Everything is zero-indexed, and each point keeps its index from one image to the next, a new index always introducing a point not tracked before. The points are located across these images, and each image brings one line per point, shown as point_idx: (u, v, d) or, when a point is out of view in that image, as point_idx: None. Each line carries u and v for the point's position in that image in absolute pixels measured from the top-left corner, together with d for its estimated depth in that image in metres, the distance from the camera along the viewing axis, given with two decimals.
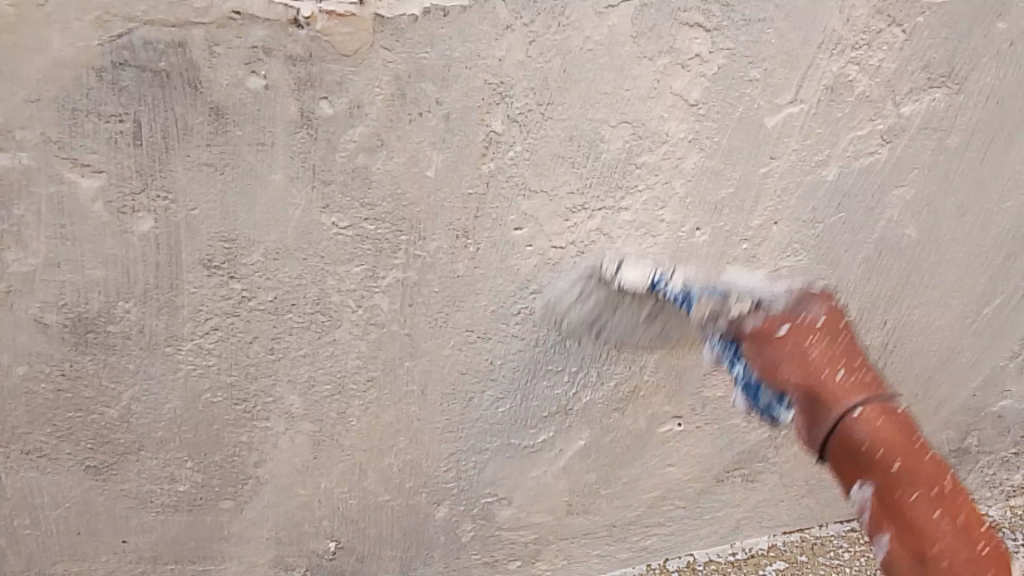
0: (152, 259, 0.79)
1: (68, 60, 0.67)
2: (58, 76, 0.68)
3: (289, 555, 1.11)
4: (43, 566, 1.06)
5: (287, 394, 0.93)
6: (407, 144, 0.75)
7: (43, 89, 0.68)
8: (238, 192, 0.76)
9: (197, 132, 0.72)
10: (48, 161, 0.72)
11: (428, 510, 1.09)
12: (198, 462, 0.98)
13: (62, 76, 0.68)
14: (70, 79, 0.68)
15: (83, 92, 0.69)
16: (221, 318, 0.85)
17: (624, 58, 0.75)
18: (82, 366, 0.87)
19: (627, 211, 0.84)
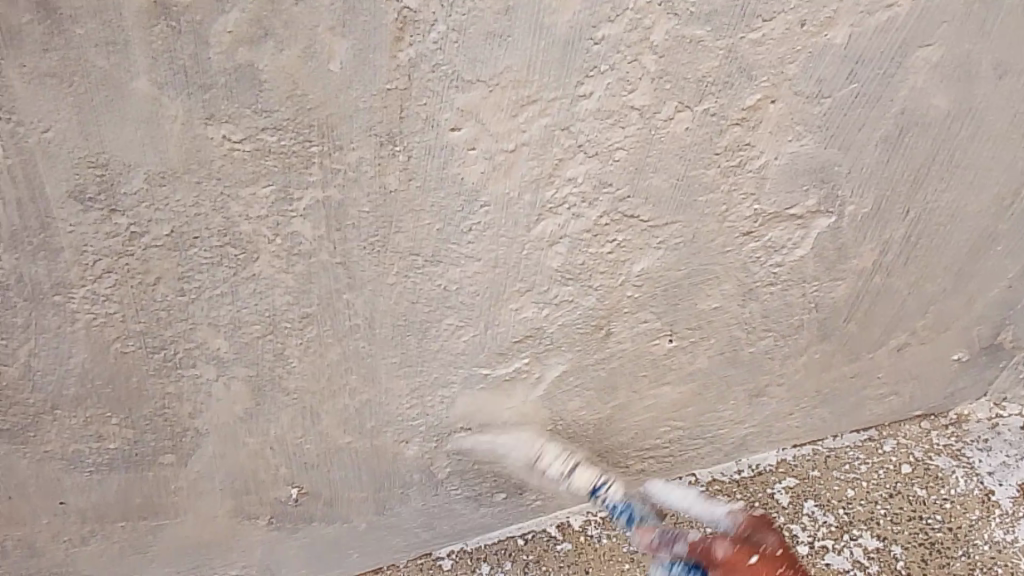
0: (11, 196, 0.65)
1: None
2: None
3: (250, 504, 1.00)
4: None
5: (212, 340, 0.80)
6: (297, 31, 0.60)
7: None
8: (96, 107, 0.61)
9: (26, 34, 0.56)
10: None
11: (397, 449, 0.98)
12: (125, 418, 0.86)
13: None
14: None
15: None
16: (114, 259, 0.71)
17: None
18: None
19: (589, 98, 0.69)
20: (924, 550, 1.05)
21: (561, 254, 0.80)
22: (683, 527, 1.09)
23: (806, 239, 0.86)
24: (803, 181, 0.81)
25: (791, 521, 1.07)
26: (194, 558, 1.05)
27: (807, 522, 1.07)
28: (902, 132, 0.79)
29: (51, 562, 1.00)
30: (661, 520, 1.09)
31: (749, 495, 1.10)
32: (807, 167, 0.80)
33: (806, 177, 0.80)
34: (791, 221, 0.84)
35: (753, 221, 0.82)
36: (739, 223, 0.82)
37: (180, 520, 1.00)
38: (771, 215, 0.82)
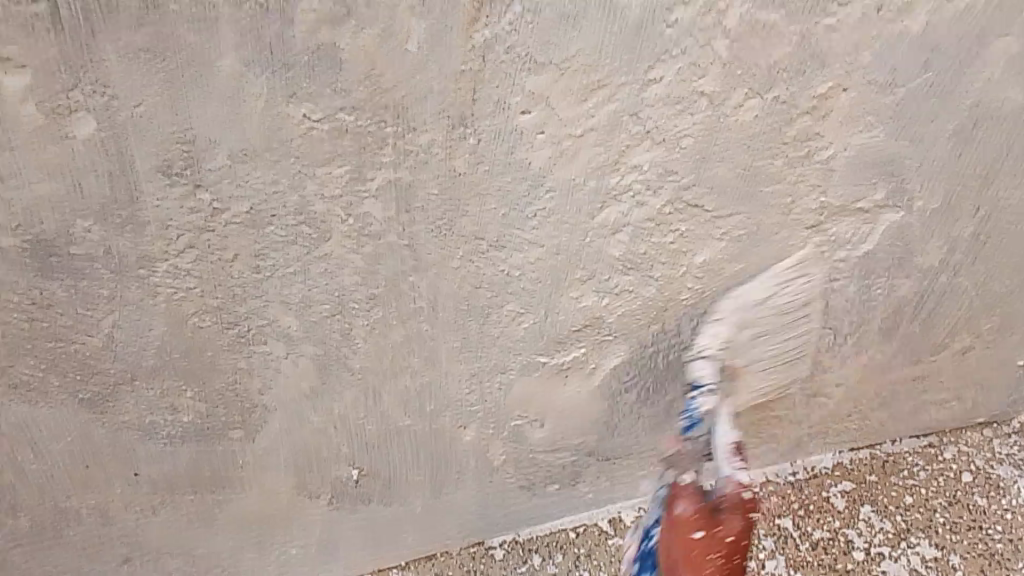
0: (103, 169, 0.68)
1: None
2: None
3: (311, 483, 1.03)
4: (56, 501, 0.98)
5: (283, 317, 0.83)
6: (378, 13, 0.62)
7: None
8: (187, 84, 0.64)
9: (125, 12, 0.60)
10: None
11: (454, 435, 1.00)
12: (198, 391, 0.90)
13: None
14: None
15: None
16: (195, 234, 0.74)
17: None
18: (51, 293, 0.77)
19: (657, 85, 0.69)
20: (984, 561, 1.04)
21: (624, 242, 0.81)
22: None
23: (872, 235, 0.85)
24: (801, 328, 0.92)
25: (846, 526, 1.06)
26: (256, 534, 1.09)
27: (862, 528, 1.06)
28: (974, 125, 0.79)
29: (120, 532, 1.04)
30: None
31: (803, 498, 1.09)
32: (875, 160, 0.79)
33: (825, 265, 0.87)
34: (857, 216, 0.83)
35: (818, 214, 0.82)
36: (803, 216, 0.82)
37: (243, 496, 1.03)
38: (836, 208, 0.82)
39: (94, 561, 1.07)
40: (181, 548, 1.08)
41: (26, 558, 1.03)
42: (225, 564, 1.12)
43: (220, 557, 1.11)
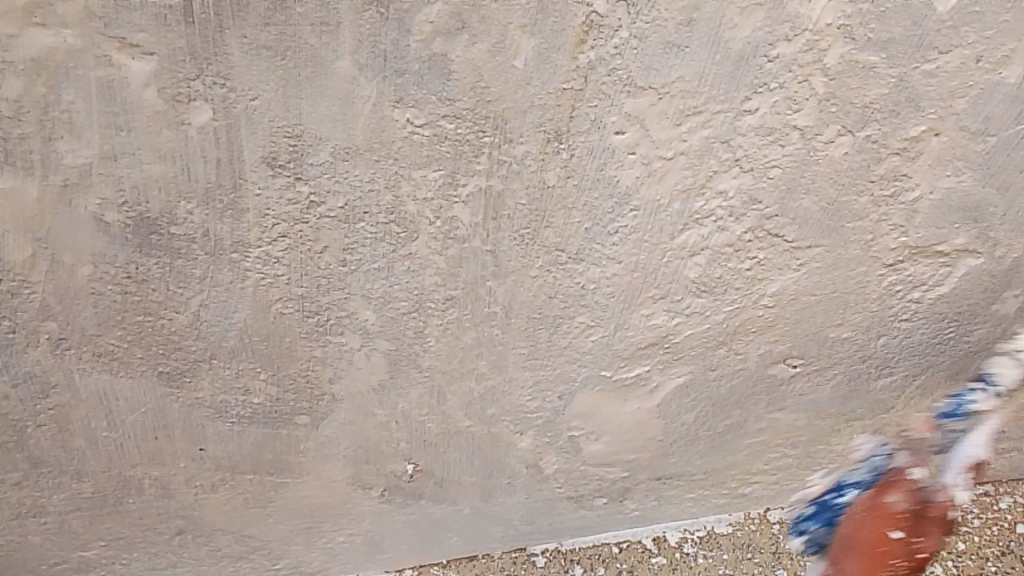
0: (212, 155, 0.72)
1: None
2: None
3: (367, 474, 1.06)
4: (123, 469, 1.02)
5: (362, 311, 0.86)
6: (491, 27, 0.65)
7: None
8: (301, 81, 0.67)
9: (253, 9, 0.63)
10: (94, 42, 0.64)
11: (511, 440, 1.02)
12: (271, 375, 0.93)
13: None
14: None
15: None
16: (290, 224, 0.77)
17: None
18: (147, 269, 0.81)
19: (752, 114, 0.71)
20: None
21: (701, 265, 0.82)
22: (782, 559, 1.12)
23: (948, 279, 0.86)
24: (863, 356, 0.93)
25: None
26: (307, 518, 1.12)
27: None
28: None
29: (178, 506, 1.08)
30: (759, 549, 1.13)
31: None
32: (960, 205, 0.79)
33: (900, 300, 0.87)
34: (936, 259, 0.84)
35: (896, 254, 0.83)
36: (882, 253, 0.82)
37: (300, 481, 1.06)
38: (916, 249, 0.82)
39: (150, 531, 1.10)
40: (233, 526, 1.12)
41: (87, 522, 1.07)
42: (274, 545, 1.15)
43: (270, 538, 1.14)
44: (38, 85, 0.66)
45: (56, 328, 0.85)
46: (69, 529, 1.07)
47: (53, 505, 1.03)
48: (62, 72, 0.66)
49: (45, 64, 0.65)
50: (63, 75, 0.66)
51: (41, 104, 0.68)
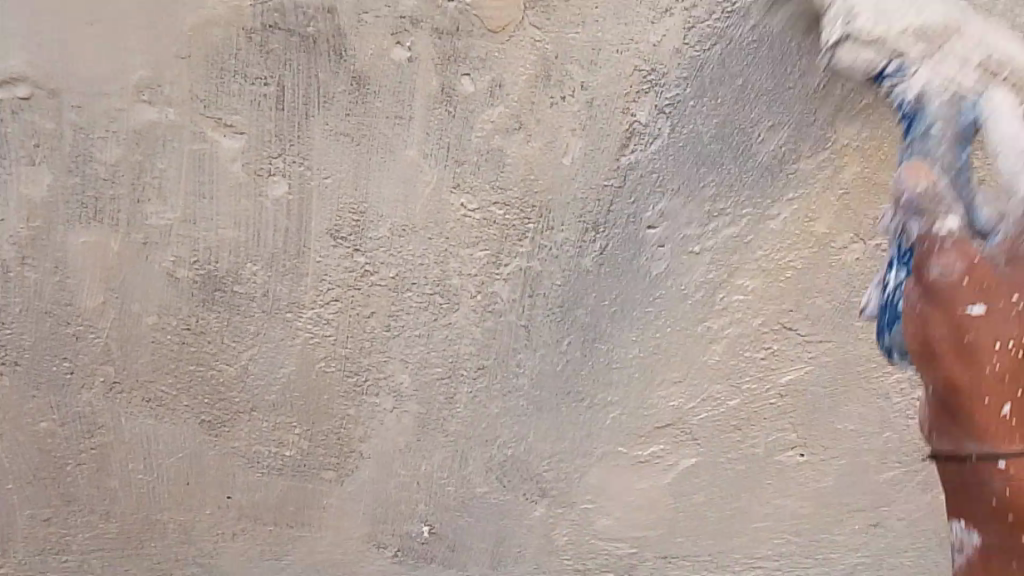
0: (282, 225, 0.82)
1: (219, 17, 0.75)
2: (206, 32, 0.76)
3: (382, 533, 1.03)
4: (149, 514, 1.00)
5: (398, 374, 0.91)
6: (545, 128, 0.78)
7: (192, 45, 0.76)
8: (372, 165, 0.80)
9: (337, 101, 0.78)
10: (192, 119, 0.78)
11: (525, 514, 1.01)
12: (306, 429, 0.96)
13: (210, 32, 0.76)
14: (218, 36, 0.76)
15: (231, 51, 0.76)
16: (344, 290, 0.86)
17: (789, 49, 0.75)
18: (206, 323, 0.88)
19: (774, 219, 0.81)
20: None
21: (718, 352, 0.89)
22: None
23: None
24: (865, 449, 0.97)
25: None
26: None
27: None
28: None
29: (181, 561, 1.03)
30: None
31: None
32: None
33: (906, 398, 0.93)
34: None
35: None
36: (885, 352, 0.89)
37: (315, 545, 1.04)
38: None
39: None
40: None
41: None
42: None
43: None
44: (137, 153, 0.80)
45: (113, 372, 0.91)
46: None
47: (74, 547, 1.02)
48: (161, 144, 0.79)
49: (146, 136, 0.79)
50: (161, 147, 0.79)
51: (136, 170, 0.80)
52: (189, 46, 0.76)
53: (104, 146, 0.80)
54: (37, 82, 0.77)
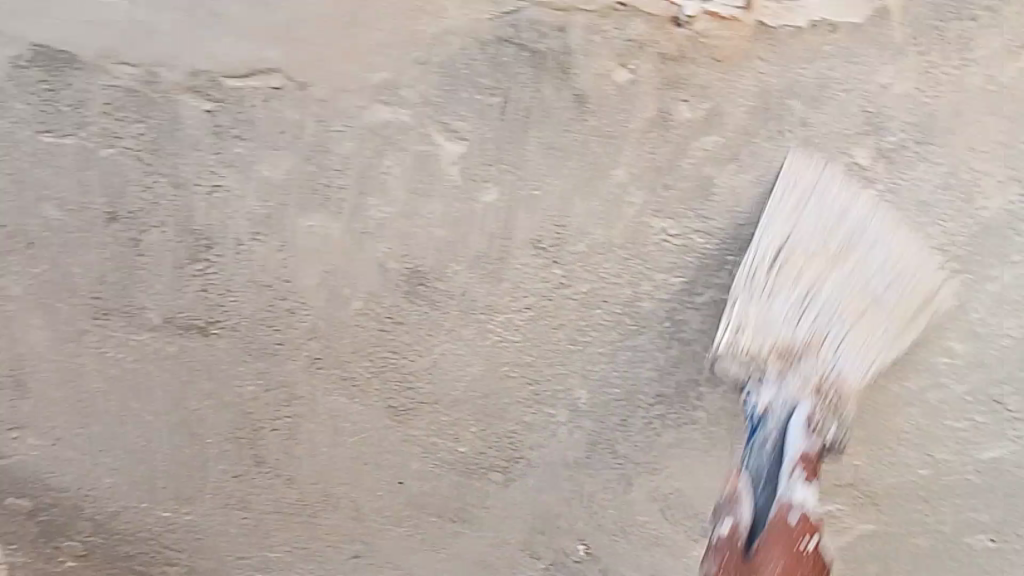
0: (489, 229, 0.92)
1: (460, 28, 0.84)
2: (448, 41, 0.84)
3: (539, 542, 1.13)
4: (328, 485, 1.14)
5: (578, 388, 1.00)
6: (763, 160, 0.87)
7: (433, 54, 0.85)
8: (582, 178, 0.89)
9: (556, 116, 0.86)
10: (422, 121, 0.88)
11: (656, 541, 1.10)
12: (481, 429, 1.06)
13: (451, 42, 0.84)
14: (457, 46, 0.84)
15: (466, 60, 0.85)
16: (538, 298, 0.95)
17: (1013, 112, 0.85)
18: (407, 314, 0.98)
19: (992, 279, 0.91)
20: None
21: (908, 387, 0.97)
22: None
23: None
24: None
25: None
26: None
27: None
28: None
29: (341, 533, 1.17)
30: None
31: None
32: None
33: None
34: None
35: None
36: None
37: (459, 544, 1.15)
38: None
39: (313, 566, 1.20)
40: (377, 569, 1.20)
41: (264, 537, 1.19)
42: None
43: None
44: (368, 148, 0.89)
45: (317, 348, 1.04)
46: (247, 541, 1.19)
47: (258, 504, 1.16)
48: (388, 143, 0.89)
49: (378, 134, 0.88)
50: (387, 146, 0.89)
51: (364, 162, 0.90)
52: (427, 52, 0.85)
53: (339, 139, 0.89)
54: (287, 74, 0.87)
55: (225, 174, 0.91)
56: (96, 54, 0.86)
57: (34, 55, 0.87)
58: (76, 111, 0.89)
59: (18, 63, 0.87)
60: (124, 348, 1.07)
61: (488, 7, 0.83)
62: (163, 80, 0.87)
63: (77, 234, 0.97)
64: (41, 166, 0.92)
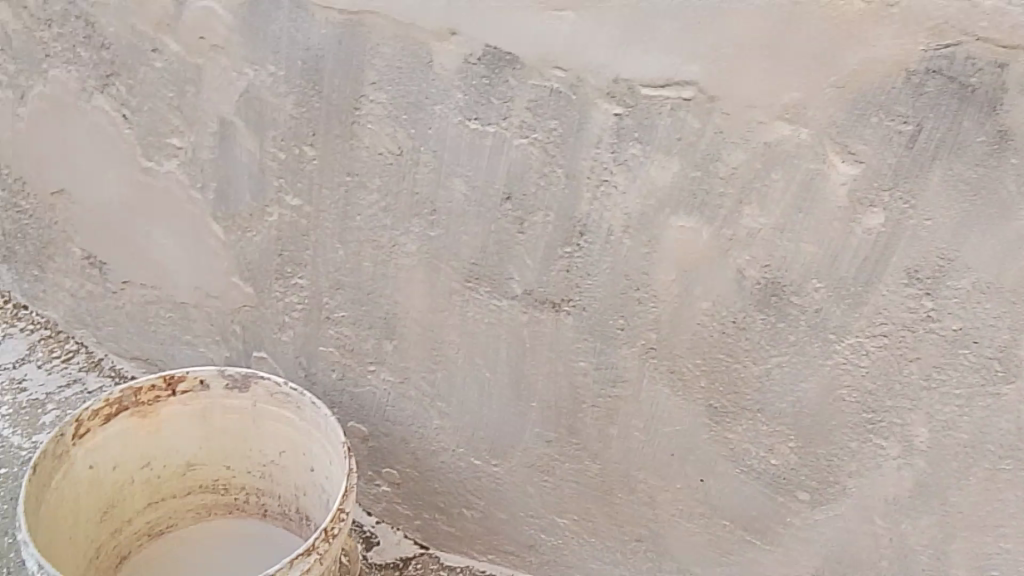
0: (863, 254, 1.00)
1: (889, 56, 0.92)
2: (872, 68, 0.93)
3: (835, 574, 1.21)
4: (630, 468, 1.28)
5: (916, 425, 1.07)
6: None
7: (853, 80, 0.94)
8: (984, 217, 0.94)
9: (972, 150, 0.92)
10: (821, 142, 0.97)
11: None
12: (801, 446, 1.13)
13: (875, 69, 0.93)
14: (881, 73, 0.92)
15: (887, 89, 0.93)
16: (896, 328, 1.02)
17: None
18: (752, 321, 1.08)
19: None
20: None
21: None
22: None
23: None
24: None
25: None
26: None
27: None
28: None
29: (633, 515, 1.34)
30: None
31: None
32: None
33: None
34: None
35: None
36: None
37: (749, 556, 1.26)
38: None
39: (589, 534, 1.43)
40: (652, 550, 1.36)
41: (560, 500, 1.41)
42: None
43: None
44: (757, 163, 1.00)
45: (654, 338, 1.14)
46: (542, 499, 1.45)
47: (563, 470, 1.36)
48: (782, 158, 0.99)
49: (771, 150, 0.99)
50: (781, 160, 0.99)
51: (750, 176, 1.01)
52: (845, 80, 0.94)
53: (732, 152, 1.01)
54: (700, 89, 1.00)
55: (615, 173, 1.07)
56: (535, 60, 1.06)
57: (483, 54, 1.08)
58: (504, 104, 1.10)
59: (469, 60, 1.09)
60: (484, 310, 1.26)
61: (927, 38, 0.91)
62: (588, 84, 1.04)
63: (473, 206, 1.18)
64: (461, 147, 1.15)
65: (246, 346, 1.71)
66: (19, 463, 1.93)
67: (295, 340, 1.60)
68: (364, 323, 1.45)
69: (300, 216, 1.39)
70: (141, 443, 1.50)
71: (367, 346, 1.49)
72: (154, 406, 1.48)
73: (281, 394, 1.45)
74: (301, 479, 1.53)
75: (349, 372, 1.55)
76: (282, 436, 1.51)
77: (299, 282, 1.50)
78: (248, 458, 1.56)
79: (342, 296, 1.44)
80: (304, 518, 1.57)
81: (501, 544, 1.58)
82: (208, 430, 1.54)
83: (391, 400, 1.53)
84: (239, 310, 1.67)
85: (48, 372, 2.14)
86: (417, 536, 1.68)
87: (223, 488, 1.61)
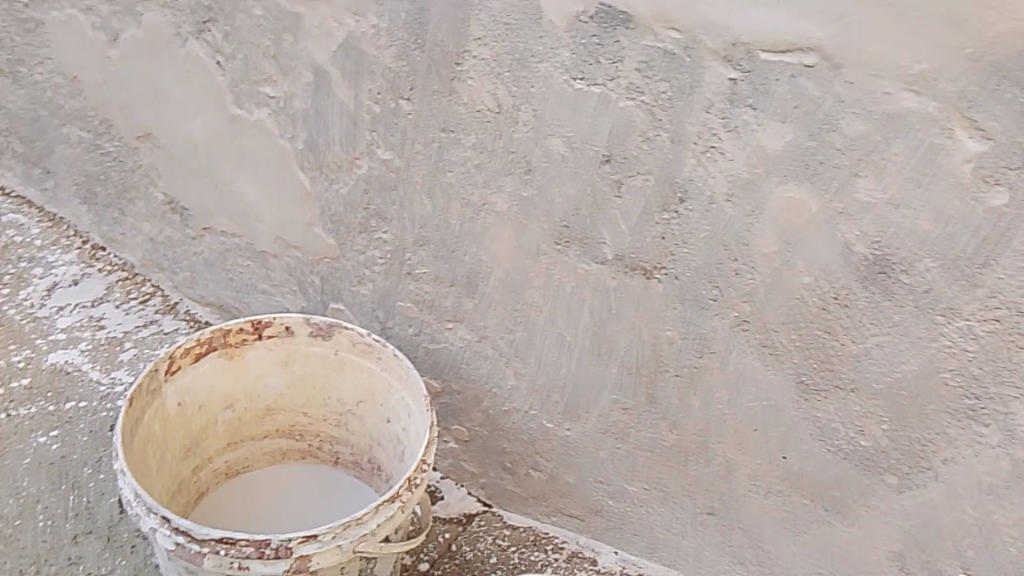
0: (983, 233, 0.98)
1: None
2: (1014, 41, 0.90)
3: (913, 558, 1.23)
4: (711, 439, 1.30)
5: (1020, 414, 1.06)
6: None
7: (992, 52, 0.91)
8: None
9: None
10: (950, 115, 0.95)
11: None
12: (893, 427, 1.14)
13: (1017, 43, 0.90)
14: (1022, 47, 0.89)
15: None
16: (1009, 311, 1.01)
17: None
18: (857, 297, 1.08)
19: None
20: None
21: None
22: None
23: None
24: None
25: None
26: (767, 554, 1.36)
27: None
28: None
29: (709, 487, 1.35)
30: None
31: None
32: None
33: None
34: None
35: None
36: None
37: (825, 532, 1.28)
38: None
39: (659, 503, 1.44)
40: (726, 524, 1.38)
41: (631, 468, 1.43)
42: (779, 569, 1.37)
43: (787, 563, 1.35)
44: (880, 134, 0.99)
45: (748, 312, 1.17)
46: (615, 464, 1.46)
47: (638, 436, 1.38)
48: (909, 127, 0.97)
49: (897, 120, 0.98)
50: (906, 130, 0.98)
51: (870, 147, 1.00)
52: (981, 52, 0.91)
53: (852, 121, 1.00)
54: (824, 55, 0.99)
55: (724, 138, 1.08)
56: (650, 19, 1.06)
57: (596, 12, 1.09)
58: (612, 65, 1.11)
59: (581, 18, 1.10)
60: (571, 272, 1.29)
61: None
62: (702, 46, 1.04)
63: (572, 167, 1.20)
64: (563, 107, 1.17)
65: (324, 296, 1.75)
66: (97, 398, 1.98)
67: (372, 295, 1.63)
68: (445, 279, 1.47)
69: (389, 170, 1.42)
70: (226, 384, 1.56)
71: (446, 304, 1.51)
72: (240, 350, 1.54)
73: (362, 345, 1.51)
74: (375, 428, 1.60)
75: (425, 329, 1.58)
76: (361, 385, 1.57)
77: (382, 237, 1.53)
78: (326, 405, 1.63)
79: (426, 252, 1.47)
80: (375, 466, 1.63)
81: (566, 507, 1.60)
82: (289, 376, 1.60)
83: (466, 357, 1.55)
84: (318, 263, 1.71)
85: (127, 312, 2.20)
86: (480, 493, 1.71)
87: (299, 434, 1.68)
